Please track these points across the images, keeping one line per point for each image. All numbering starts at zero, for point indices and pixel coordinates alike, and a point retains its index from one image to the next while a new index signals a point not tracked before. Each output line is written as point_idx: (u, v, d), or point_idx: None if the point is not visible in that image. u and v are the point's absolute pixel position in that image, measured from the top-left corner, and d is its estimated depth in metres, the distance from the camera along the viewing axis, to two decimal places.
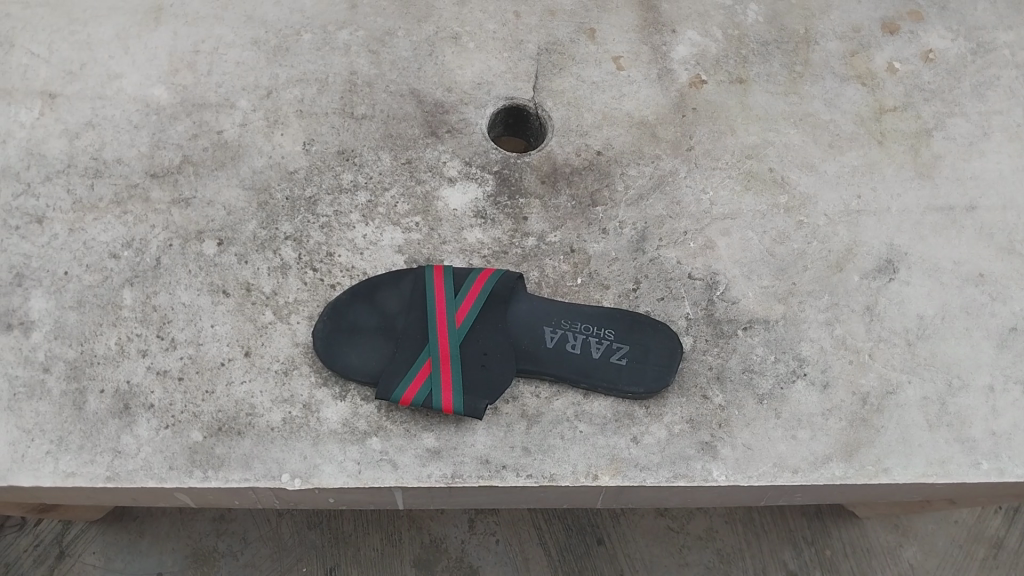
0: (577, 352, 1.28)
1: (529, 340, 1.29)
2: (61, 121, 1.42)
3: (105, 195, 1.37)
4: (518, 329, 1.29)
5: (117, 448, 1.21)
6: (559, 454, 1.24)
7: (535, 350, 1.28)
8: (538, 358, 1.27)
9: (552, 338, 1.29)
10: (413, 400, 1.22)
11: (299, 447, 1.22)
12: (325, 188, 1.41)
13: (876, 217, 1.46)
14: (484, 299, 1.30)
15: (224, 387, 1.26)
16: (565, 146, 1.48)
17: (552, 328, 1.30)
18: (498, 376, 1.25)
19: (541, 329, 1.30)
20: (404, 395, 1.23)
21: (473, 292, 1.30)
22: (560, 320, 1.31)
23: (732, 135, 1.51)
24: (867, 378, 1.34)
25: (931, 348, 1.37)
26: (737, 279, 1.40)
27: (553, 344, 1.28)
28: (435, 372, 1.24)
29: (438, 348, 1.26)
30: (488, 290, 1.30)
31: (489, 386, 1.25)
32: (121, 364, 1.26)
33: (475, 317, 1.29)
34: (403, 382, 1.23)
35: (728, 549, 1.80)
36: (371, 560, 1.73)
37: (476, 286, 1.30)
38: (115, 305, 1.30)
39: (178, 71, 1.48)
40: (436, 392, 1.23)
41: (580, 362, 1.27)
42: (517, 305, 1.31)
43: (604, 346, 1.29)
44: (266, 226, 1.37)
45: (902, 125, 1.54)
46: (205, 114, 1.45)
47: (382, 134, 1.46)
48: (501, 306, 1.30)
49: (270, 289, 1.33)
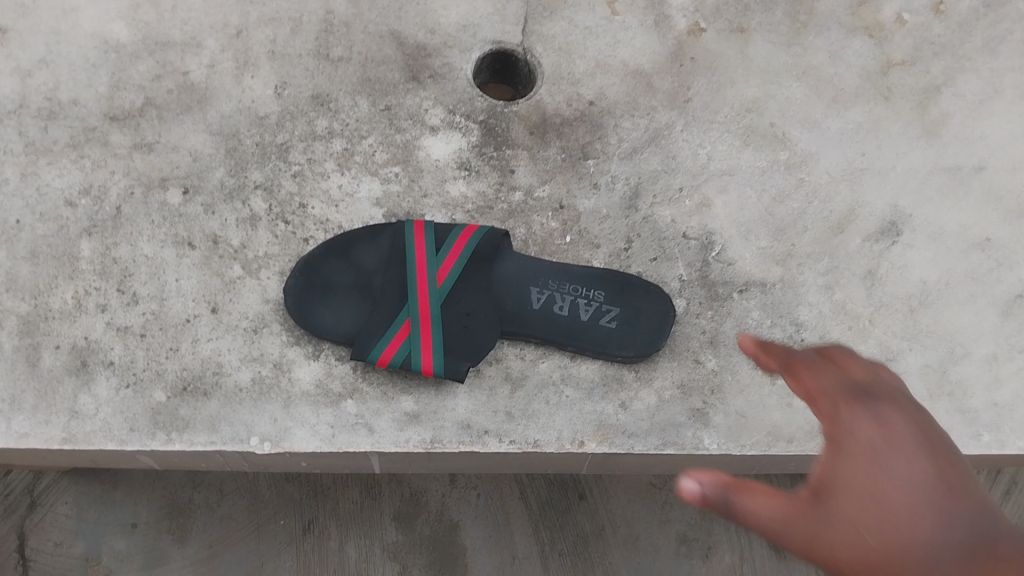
0: (565, 314, 1.23)
1: (515, 301, 1.24)
2: (12, 58, 1.35)
3: (61, 138, 1.31)
4: (503, 289, 1.25)
5: (74, 408, 1.16)
6: (544, 420, 1.20)
7: (521, 311, 1.23)
8: (524, 320, 1.23)
9: (539, 300, 1.24)
10: (391, 361, 1.18)
11: (269, 409, 1.18)
12: (298, 135, 1.35)
13: (881, 176, 1.41)
14: (467, 257, 1.24)
15: (189, 345, 1.20)
16: (555, 95, 1.42)
17: (539, 289, 1.25)
18: (481, 337, 1.21)
19: (527, 289, 1.25)
20: (381, 357, 1.18)
21: (455, 249, 1.24)
22: (548, 280, 1.26)
23: (732, 87, 1.45)
24: (867, 345, 1.31)
25: (933, 315, 1.33)
26: (734, 239, 1.35)
27: (540, 305, 1.24)
28: (414, 333, 1.20)
29: (418, 308, 1.21)
30: (471, 247, 1.25)
31: (471, 348, 1.20)
32: (79, 319, 1.21)
33: (458, 275, 1.24)
34: (380, 343, 1.18)
35: (711, 504, 1.68)
36: (350, 514, 1.62)
37: (459, 243, 1.25)
38: (72, 256, 1.24)
39: (140, 7, 1.40)
40: (415, 353, 1.18)
41: (568, 325, 1.23)
42: (502, 263, 1.26)
43: (593, 308, 1.24)
44: (235, 174, 1.31)
45: (910, 80, 1.48)
46: (169, 54, 1.38)
47: (360, 78, 1.39)
48: (485, 264, 1.25)
49: (238, 242, 1.27)
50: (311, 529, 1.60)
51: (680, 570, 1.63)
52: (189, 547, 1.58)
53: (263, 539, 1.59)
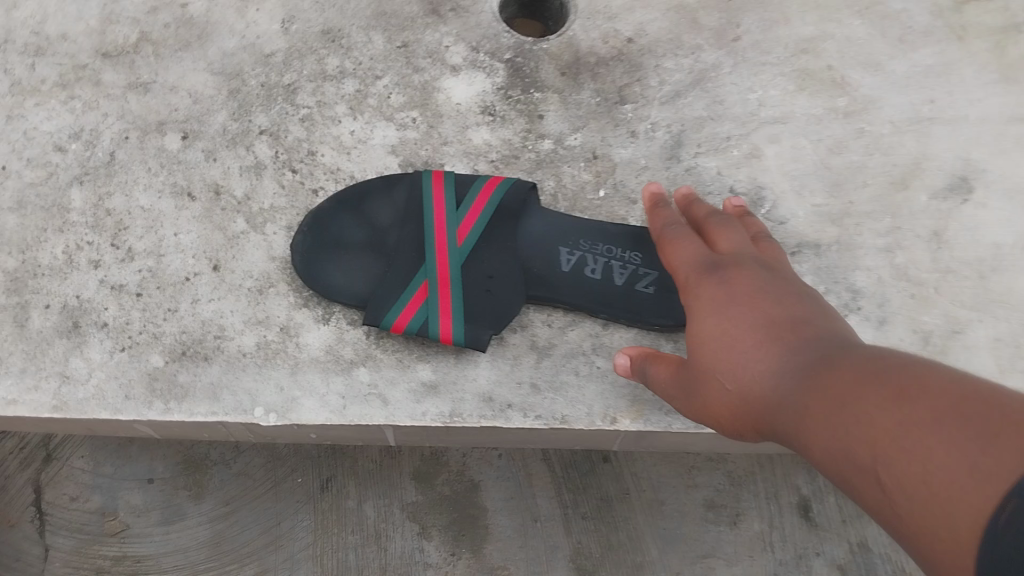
0: (596, 278, 1.14)
1: (541, 263, 1.15)
2: None
3: (50, 77, 1.27)
4: (529, 249, 1.16)
5: (65, 372, 1.11)
6: (573, 393, 1.12)
7: (548, 274, 1.15)
8: (552, 283, 1.14)
9: (569, 262, 1.15)
10: (406, 326, 1.10)
11: (275, 377, 1.11)
12: (307, 75, 1.27)
13: (950, 127, 1.29)
14: (489, 214, 1.16)
15: (188, 305, 1.14)
16: (590, 31, 1.33)
17: (568, 249, 1.16)
18: (505, 302, 1.13)
19: (556, 250, 1.16)
20: (396, 321, 1.10)
21: (476, 205, 1.16)
22: (579, 241, 1.17)
23: (785, 24, 1.35)
24: (931, 315, 1.18)
25: (1007, 282, 1.20)
26: (786, 195, 1.25)
27: (569, 268, 1.15)
28: (430, 296, 1.11)
29: (436, 269, 1.13)
30: (493, 204, 1.16)
31: (493, 313, 1.12)
32: (69, 276, 1.16)
33: (480, 233, 1.15)
34: (394, 307, 1.11)
35: (740, 470, 1.62)
36: (369, 472, 1.58)
37: (480, 199, 1.17)
38: (62, 207, 1.19)
39: None
40: (433, 319, 1.11)
41: (600, 290, 1.14)
42: (528, 222, 1.17)
43: (629, 272, 1.15)
44: (238, 118, 1.24)
45: (985, 19, 1.38)
46: None
47: (374, 12, 1.32)
48: (508, 222, 1.16)
49: (242, 193, 1.21)
50: (329, 488, 1.57)
51: (707, 535, 1.57)
52: (205, 503, 1.55)
53: (280, 499, 1.56)
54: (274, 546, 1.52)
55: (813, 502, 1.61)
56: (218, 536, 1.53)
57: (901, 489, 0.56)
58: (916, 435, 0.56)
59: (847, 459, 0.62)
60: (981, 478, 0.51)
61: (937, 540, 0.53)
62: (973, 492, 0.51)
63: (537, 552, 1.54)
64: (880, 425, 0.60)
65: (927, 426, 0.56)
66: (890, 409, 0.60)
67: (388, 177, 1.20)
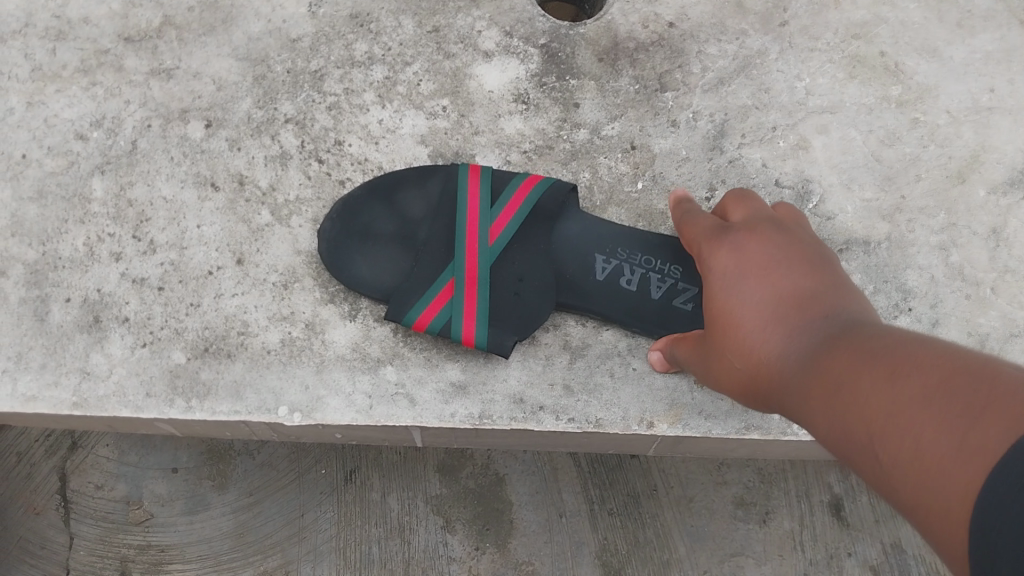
0: (632, 290, 1.11)
1: (576, 269, 1.12)
2: None
3: (70, 62, 1.24)
4: (564, 253, 1.13)
5: (85, 368, 1.10)
6: (607, 396, 1.10)
7: (582, 282, 1.12)
8: (585, 291, 1.11)
9: (605, 270, 1.12)
10: (429, 326, 1.08)
11: (300, 375, 1.10)
12: (334, 61, 1.24)
13: (1012, 117, 1.24)
14: (524, 215, 1.13)
15: (211, 300, 1.13)
16: (629, 14, 1.27)
17: (605, 256, 1.13)
18: (533, 308, 1.10)
19: (592, 256, 1.13)
20: (419, 321, 1.08)
21: (512, 204, 1.13)
22: (617, 248, 1.13)
23: (836, 7, 1.29)
24: (987, 318, 1.15)
25: None
26: (834, 189, 1.20)
27: (605, 277, 1.11)
28: (457, 296, 1.09)
29: (465, 268, 1.10)
30: (530, 203, 1.13)
31: (520, 319, 1.10)
32: (90, 269, 1.14)
33: (513, 234, 1.12)
34: (419, 305, 1.09)
35: (771, 467, 1.58)
36: (393, 463, 1.56)
37: (517, 198, 1.13)
38: (83, 197, 1.17)
39: None
40: (456, 320, 1.08)
41: (635, 302, 1.10)
42: (566, 224, 1.14)
43: (667, 286, 1.11)
44: (263, 106, 1.21)
45: None
46: None
47: None
48: (545, 223, 1.13)
49: (267, 184, 1.18)
50: (353, 480, 1.55)
51: (736, 533, 1.53)
52: (229, 494, 1.54)
53: (304, 490, 1.54)
54: (297, 539, 1.51)
55: (846, 501, 1.56)
56: (242, 526, 1.52)
57: (900, 472, 0.55)
58: (912, 416, 0.55)
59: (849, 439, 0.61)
60: (972, 458, 0.50)
61: (927, 512, 0.52)
62: (965, 478, 0.49)
63: (562, 548, 1.51)
64: (879, 404, 0.59)
65: (922, 405, 0.55)
66: (890, 386, 0.59)
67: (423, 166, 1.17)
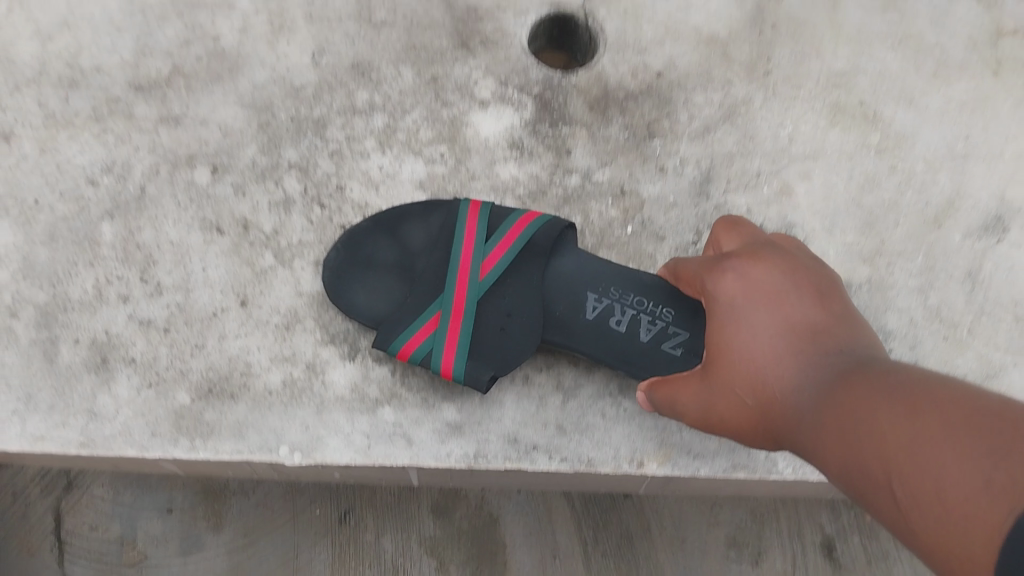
0: (621, 331, 1.10)
1: (566, 307, 1.12)
2: (32, 20, 1.31)
3: (82, 110, 1.27)
4: (555, 291, 1.13)
5: (92, 409, 1.11)
6: (599, 435, 1.12)
7: (571, 320, 1.11)
8: (573, 330, 1.11)
9: (595, 309, 1.11)
10: (411, 356, 1.09)
11: (301, 416, 1.11)
12: (336, 108, 1.27)
13: (984, 164, 1.29)
14: (518, 251, 1.13)
15: (215, 341, 1.15)
16: (618, 65, 1.31)
17: (597, 296, 1.13)
18: (516, 343, 1.09)
19: (584, 294, 1.13)
20: (402, 350, 1.09)
21: (507, 239, 1.13)
22: (610, 288, 1.13)
23: (817, 56, 1.33)
24: (964, 358, 1.18)
25: None
26: (817, 233, 1.24)
27: (595, 316, 1.11)
28: (441, 328, 1.09)
29: (452, 301, 1.11)
30: (524, 239, 1.13)
31: (502, 355, 1.09)
32: (99, 311, 1.16)
33: (505, 268, 1.13)
34: (404, 334, 1.09)
35: (762, 507, 1.59)
36: (388, 505, 1.57)
37: (511, 234, 1.14)
38: (93, 241, 1.20)
39: None
40: (437, 352, 1.08)
41: (623, 344, 1.09)
42: (561, 260, 1.14)
43: (657, 329, 1.10)
44: (268, 152, 1.25)
45: (1021, 51, 1.36)
46: (199, 16, 1.32)
47: (404, 45, 1.31)
48: (539, 259, 1.13)
49: (271, 228, 1.21)
50: (346, 521, 1.55)
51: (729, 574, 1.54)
52: (224, 534, 1.54)
53: (299, 531, 1.54)
54: None
55: (838, 543, 1.58)
56: (237, 567, 1.52)
57: (913, 504, 0.61)
58: (923, 447, 0.61)
59: (861, 470, 0.67)
60: (986, 489, 0.55)
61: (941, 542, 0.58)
62: (986, 507, 0.55)
63: None
64: (890, 437, 0.65)
65: (935, 437, 0.61)
66: (901, 419, 0.65)
67: (427, 201, 1.20)
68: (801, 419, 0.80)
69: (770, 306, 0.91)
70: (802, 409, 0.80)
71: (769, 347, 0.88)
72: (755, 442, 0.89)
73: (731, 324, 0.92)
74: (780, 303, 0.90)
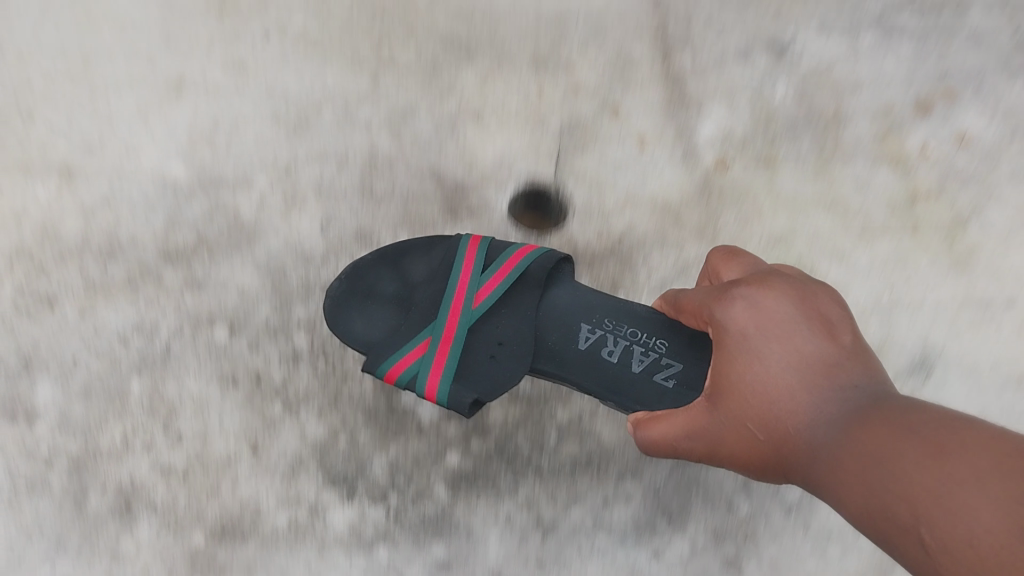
0: (612, 361, 1.18)
1: (559, 338, 1.22)
2: (79, 198, 1.45)
3: (118, 277, 1.39)
4: (548, 321, 1.23)
5: (115, 551, 1.23)
6: (576, 567, 1.22)
7: (562, 350, 1.21)
8: (563, 358, 1.20)
9: (587, 339, 1.21)
10: (397, 376, 1.19)
11: (304, 554, 1.22)
12: (340, 273, 1.40)
13: (911, 314, 1.39)
14: (511, 282, 1.24)
15: (229, 485, 1.26)
16: (586, 229, 1.46)
17: (590, 327, 1.22)
18: (506, 366, 1.18)
19: (576, 325, 1.23)
20: (390, 370, 1.19)
21: (499, 273, 1.25)
22: (603, 321, 1.23)
23: (759, 219, 1.47)
24: None
25: None
26: None
27: (586, 346, 1.20)
28: (429, 351, 1.20)
29: (443, 328, 1.22)
30: (515, 274, 1.24)
31: (486, 382, 1.17)
32: (125, 459, 1.27)
33: (496, 299, 1.24)
34: (394, 355, 1.20)
35: None
36: None
37: (504, 268, 1.25)
38: (122, 395, 1.31)
39: (197, 145, 1.50)
40: (422, 374, 1.18)
41: (612, 373, 1.17)
42: (556, 293, 1.26)
43: (648, 361, 1.17)
44: (280, 311, 1.36)
45: (935, 216, 1.46)
46: (224, 193, 1.46)
47: (399, 215, 1.45)
48: (533, 290, 1.24)
49: (280, 379, 1.31)
50: None
51: None
52: None
53: None
54: None
55: None
56: None
57: (946, 551, 0.68)
58: (957, 499, 0.69)
59: (888, 509, 0.75)
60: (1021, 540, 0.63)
61: None
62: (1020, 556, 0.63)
63: None
64: (924, 488, 0.72)
65: (972, 490, 0.68)
66: (940, 474, 0.72)
67: (432, 239, 1.35)
68: (817, 455, 0.87)
69: (784, 337, 0.96)
70: (819, 447, 0.87)
71: (785, 380, 0.93)
72: (758, 470, 0.96)
73: (742, 356, 0.97)
74: (793, 337, 0.95)
